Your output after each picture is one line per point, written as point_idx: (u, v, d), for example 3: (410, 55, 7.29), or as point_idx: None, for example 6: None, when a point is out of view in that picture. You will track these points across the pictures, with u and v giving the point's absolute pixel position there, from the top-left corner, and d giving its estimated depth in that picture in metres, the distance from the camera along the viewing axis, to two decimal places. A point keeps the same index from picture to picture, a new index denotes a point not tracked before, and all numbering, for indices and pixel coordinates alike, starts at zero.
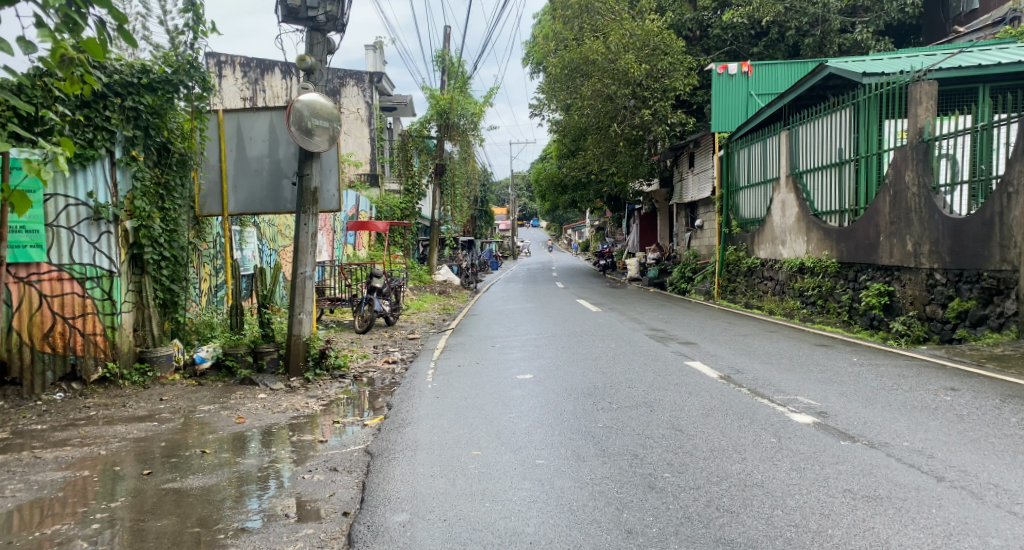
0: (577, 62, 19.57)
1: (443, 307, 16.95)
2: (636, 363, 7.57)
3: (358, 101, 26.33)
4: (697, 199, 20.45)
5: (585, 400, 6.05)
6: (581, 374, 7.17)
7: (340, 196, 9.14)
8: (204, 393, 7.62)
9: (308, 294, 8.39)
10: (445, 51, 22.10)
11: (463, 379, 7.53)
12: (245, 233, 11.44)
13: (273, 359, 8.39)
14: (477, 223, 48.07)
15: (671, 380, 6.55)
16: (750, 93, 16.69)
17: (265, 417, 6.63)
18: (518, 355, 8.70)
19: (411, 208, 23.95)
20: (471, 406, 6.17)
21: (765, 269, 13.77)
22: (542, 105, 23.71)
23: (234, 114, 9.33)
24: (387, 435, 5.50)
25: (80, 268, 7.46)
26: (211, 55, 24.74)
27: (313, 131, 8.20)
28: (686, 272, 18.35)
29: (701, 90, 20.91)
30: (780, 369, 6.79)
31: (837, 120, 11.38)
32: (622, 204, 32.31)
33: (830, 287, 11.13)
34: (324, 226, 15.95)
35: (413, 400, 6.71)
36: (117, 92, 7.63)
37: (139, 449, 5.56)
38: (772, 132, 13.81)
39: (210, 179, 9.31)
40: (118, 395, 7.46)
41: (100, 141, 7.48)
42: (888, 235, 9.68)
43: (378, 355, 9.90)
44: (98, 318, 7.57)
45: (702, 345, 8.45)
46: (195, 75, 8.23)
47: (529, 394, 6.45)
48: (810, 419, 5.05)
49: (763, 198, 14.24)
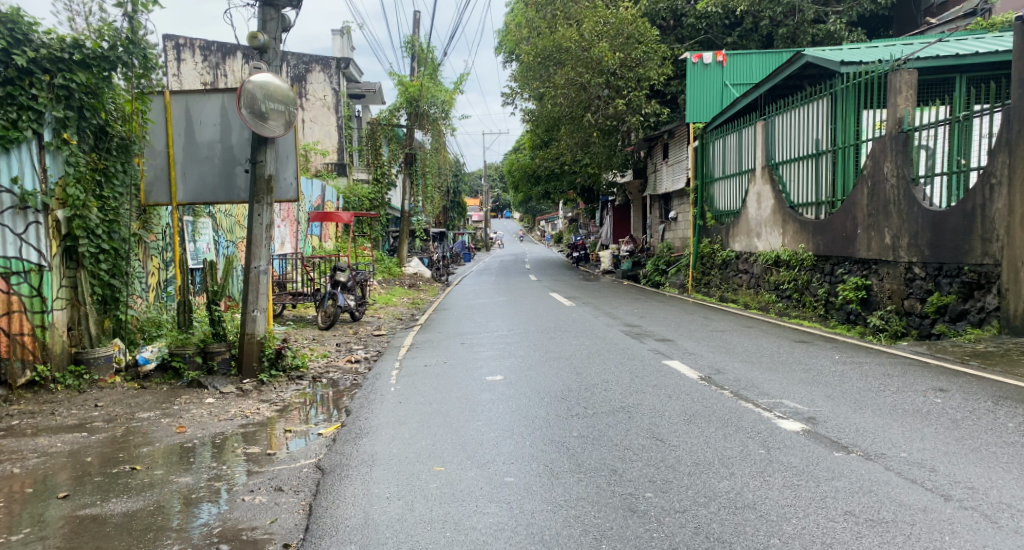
0: (550, 50, 19.12)
1: (412, 301, 16.44)
2: (611, 363, 7.14)
3: (324, 88, 25.64)
4: (671, 190, 20.14)
5: (556, 405, 5.61)
6: (552, 376, 6.72)
7: (298, 185, 8.57)
8: (146, 397, 7.18)
9: (262, 289, 7.85)
10: (414, 37, 21.47)
11: (426, 381, 7.03)
12: (199, 223, 10.82)
13: (224, 360, 7.94)
14: (449, 214, 47.45)
15: (649, 382, 6.12)
16: (725, 83, 16.30)
17: (209, 425, 6.09)
18: (486, 354, 8.22)
19: (380, 199, 23.38)
20: (434, 414, 5.69)
21: (740, 262, 13.49)
22: (514, 94, 23.22)
23: (182, 96, 8.73)
24: (341, 448, 5.01)
25: (3, 261, 7.01)
26: (170, 38, 23.91)
27: (267, 115, 7.61)
28: (659, 264, 18.03)
29: (676, 80, 20.55)
30: (761, 368, 6.36)
31: (813, 110, 10.99)
32: (595, 194, 32.06)
33: (806, 281, 10.81)
34: (287, 217, 15.31)
35: (373, 406, 6.21)
36: (45, 69, 7.27)
37: (64, 466, 5.06)
38: (747, 122, 13.46)
39: (156, 164, 8.70)
40: (47, 402, 7.04)
41: (26, 121, 7.08)
42: (866, 228, 9.30)
43: (341, 354, 9.37)
44: (26, 316, 7.14)
45: (679, 343, 8.02)
46: (136, 50, 7.93)
47: (498, 399, 6.01)
48: (799, 425, 4.58)
49: (739, 190, 13.89)
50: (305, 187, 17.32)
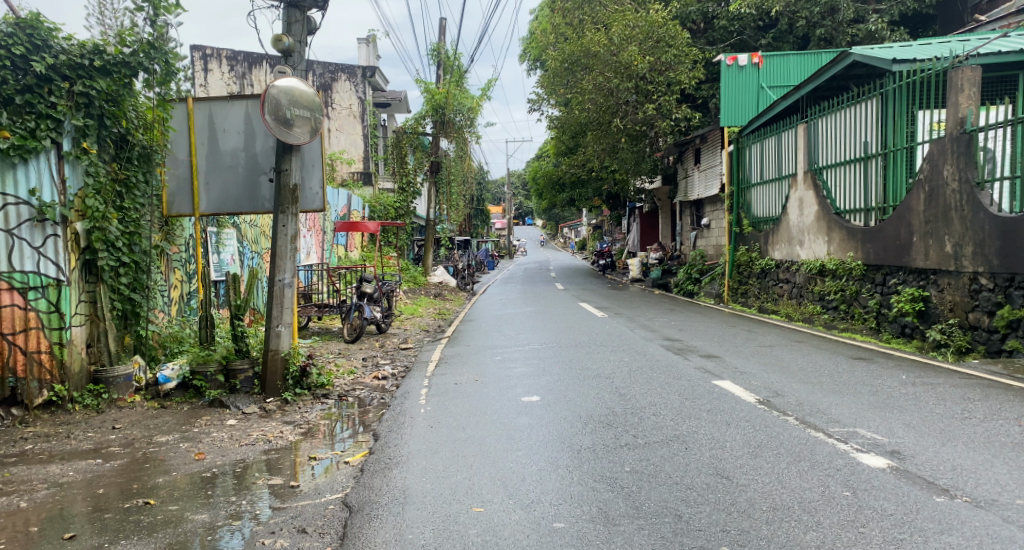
0: (577, 54, 18.70)
1: (438, 312, 16.08)
2: (656, 383, 6.66)
3: (350, 96, 25.47)
4: (704, 196, 19.60)
5: (603, 433, 5.16)
6: (594, 398, 6.26)
7: (324, 194, 8.20)
8: (166, 419, 6.85)
9: (287, 303, 7.47)
10: (440, 44, 21.17)
11: (457, 402, 6.60)
12: (223, 234, 10.53)
13: (247, 377, 7.56)
14: (473, 222, 47.25)
15: (702, 406, 5.63)
16: (762, 86, 15.78)
17: (229, 451, 5.71)
18: (519, 371, 7.77)
19: (405, 208, 23.12)
20: (470, 441, 5.26)
21: (781, 271, 12.93)
22: (541, 100, 22.81)
23: (205, 102, 8.42)
24: (370, 481, 4.60)
25: (20, 277, 6.77)
26: (198, 48, 23.94)
27: (292, 121, 7.27)
28: (692, 273, 17.51)
29: (707, 84, 20.01)
30: (824, 391, 5.84)
31: (861, 111, 10.41)
32: (621, 200, 31.52)
33: (855, 291, 10.23)
34: (313, 227, 15.00)
35: (402, 431, 5.80)
36: (65, 76, 7.04)
37: (74, 500, 4.72)
38: (788, 125, 12.85)
39: (179, 175, 8.44)
40: (63, 424, 6.73)
41: (44, 130, 6.84)
42: (923, 236, 8.68)
43: (367, 370, 8.96)
44: (43, 333, 6.89)
45: (727, 361, 7.54)
46: (158, 56, 7.63)
47: (538, 423, 5.57)
48: (884, 460, 4.09)
49: (779, 196, 13.32)
50: (331, 197, 17.04)
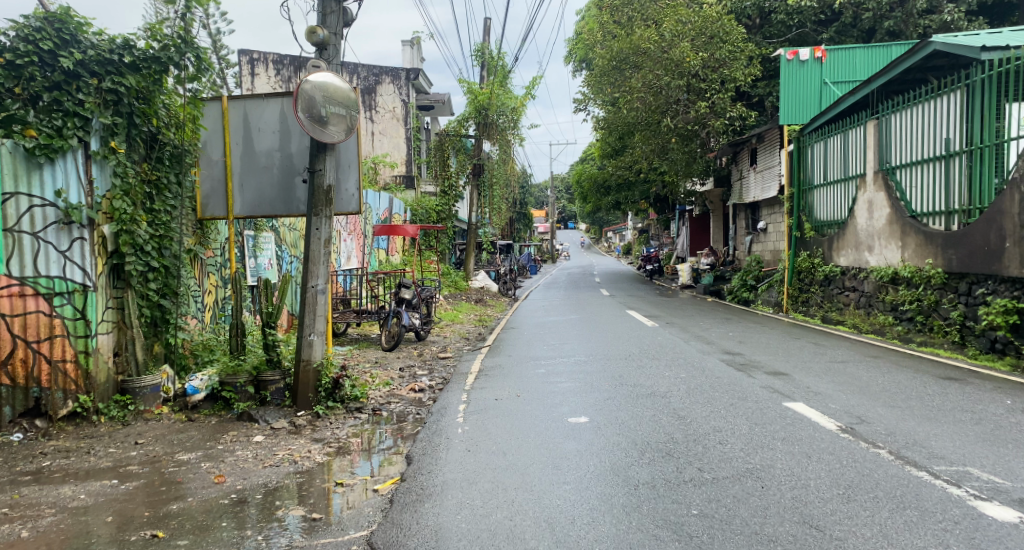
0: (626, 52, 17.93)
1: (479, 318, 15.56)
2: (719, 405, 5.99)
3: (394, 99, 25.22)
4: (760, 199, 18.70)
5: (663, 465, 4.54)
6: (650, 421, 5.64)
7: (361, 196, 7.76)
8: (191, 434, 6.47)
9: (320, 311, 7.02)
10: (484, 44, 20.75)
11: (498, 421, 6.05)
12: (261, 238, 10.20)
13: (278, 390, 7.19)
14: (516, 227, 46.75)
15: (775, 434, 4.96)
16: (825, 81, 14.87)
17: (252, 474, 5.26)
18: (566, 387, 7.17)
19: (447, 211, 22.71)
20: (511, 470, 4.70)
21: (848, 278, 12.09)
22: (587, 100, 22.14)
23: (240, 101, 8.05)
24: (400, 518, 4.08)
25: (46, 282, 6.45)
26: (245, 53, 24.01)
27: (327, 119, 6.83)
28: (748, 280, 16.68)
29: (764, 81, 19.08)
30: (918, 417, 5.12)
31: (941, 104, 9.55)
32: (669, 203, 30.62)
33: (934, 301, 9.38)
34: (353, 231, 14.68)
35: (437, 455, 5.26)
36: (93, 72, 6.70)
37: (80, 530, 4.31)
38: (856, 122, 11.97)
39: (213, 176, 8.13)
40: (86, 438, 6.37)
41: (71, 128, 6.52)
42: (1016, 241, 7.83)
43: (404, 382, 8.46)
44: (68, 341, 6.56)
45: (797, 379, 6.83)
46: (189, 50, 7.25)
47: (587, 450, 4.98)
48: (1011, 512, 3.44)
49: (844, 198, 12.46)
50: (372, 200, 16.69)
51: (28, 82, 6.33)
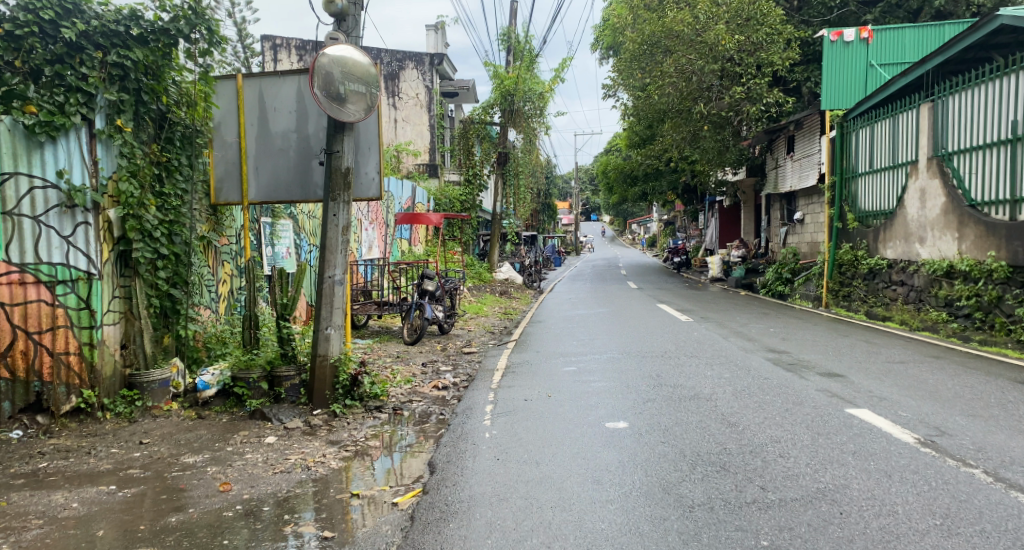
0: (658, 35, 17.19)
1: (505, 311, 15.06)
2: (772, 410, 5.44)
3: (418, 86, 24.73)
4: (798, 188, 17.96)
5: (719, 482, 4.02)
6: (698, 428, 5.10)
7: (381, 181, 7.27)
8: (200, 433, 6.04)
9: (338, 303, 6.55)
10: (511, 28, 20.17)
11: (529, 424, 5.55)
12: (278, 225, 9.79)
13: (293, 386, 6.75)
14: (540, 218, 46.09)
15: (844, 447, 4.42)
16: (871, 64, 14.10)
17: (261, 481, 4.82)
18: (601, 387, 6.64)
19: (471, 201, 22.21)
20: (546, 484, 4.20)
21: (896, 271, 11.41)
22: (615, 86, 21.46)
23: (255, 79, 7.60)
24: (422, 542, 3.62)
25: (48, 269, 6.04)
26: (268, 39, 23.64)
27: (345, 97, 6.34)
28: (783, 273, 16.01)
29: (803, 66, 18.27)
30: (1006, 430, 4.56)
31: (1007, 83, 8.85)
32: (698, 194, 29.81)
33: (996, 296, 8.72)
34: (375, 220, 14.23)
35: (463, 464, 4.76)
36: (98, 45, 6.25)
37: (68, 545, 3.89)
38: (908, 105, 11.24)
39: (227, 159, 7.70)
40: (89, 436, 5.95)
41: (74, 105, 6.10)
42: None
43: (426, 378, 7.99)
44: (72, 332, 6.17)
45: (855, 382, 6.26)
46: (201, 22, 6.77)
47: (630, 461, 4.46)
48: None
49: (893, 186, 11.75)
50: (395, 188, 16.24)
51: (27, 55, 5.90)
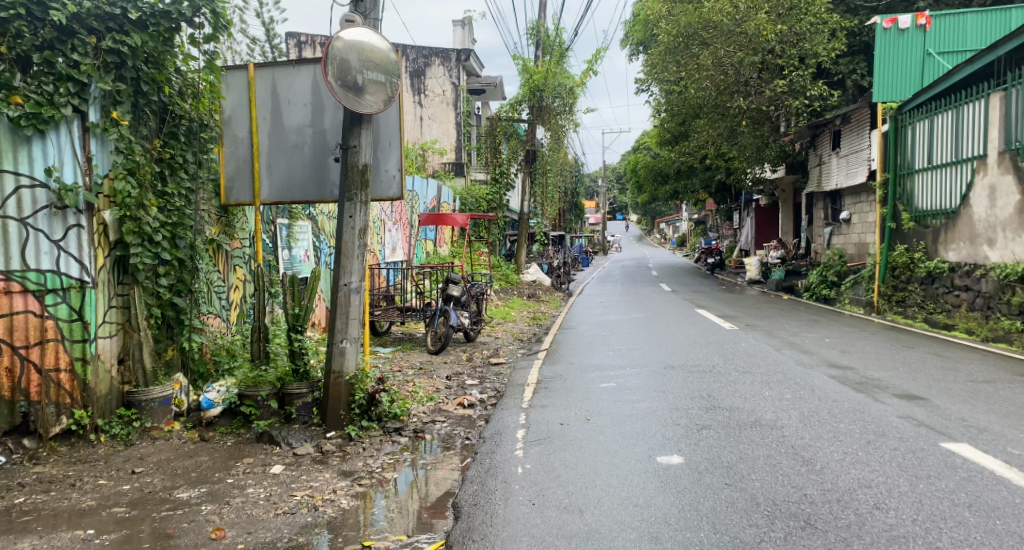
0: (694, 27, 16.27)
1: (533, 315, 14.36)
2: (851, 442, 4.70)
3: (443, 82, 24.18)
4: (844, 186, 17.01)
5: (808, 545, 3.31)
6: (768, 465, 4.36)
7: (402, 180, 6.60)
8: (201, 460, 5.43)
9: (354, 314, 5.91)
10: (540, 21, 19.45)
11: (569, 457, 4.83)
12: (296, 227, 9.21)
13: (306, 405, 6.08)
14: (567, 217, 45.26)
15: (957, 496, 3.69)
16: (928, 52, 13.11)
17: (260, 524, 4.19)
18: (646, 410, 5.90)
19: (498, 200, 21.51)
20: (594, 542, 3.50)
21: (960, 275, 10.49)
22: (648, 80, 20.66)
23: (268, 69, 6.96)
24: None
25: (36, 276, 5.45)
26: (292, 36, 23.23)
27: (363, 87, 5.66)
28: (829, 276, 15.08)
29: (849, 57, 17.32)
30: None
31: None
32: (733, 192, 28.78)
33: None
34: (398, 220, 13.63)
35: (494, 509, 4.06)
36: (92, 30, 5.63)
37: None
38: (975, 95, 10.32)
39: (238, 156, 7.09)
40: (79, 463, 5.34)
41: (64, 95, 5.49)
42: None
43: (451, 394, 7.33)
44: (63, 346, 5.56)
45: (942, 405, 5.48)
46: (205, 5, 6.12)
47: (690, 511, 3.75)
48: None
49: (956, 183, 10.83)
50: (419, 187, 15.63)
51: (14, 40, 5.24)
